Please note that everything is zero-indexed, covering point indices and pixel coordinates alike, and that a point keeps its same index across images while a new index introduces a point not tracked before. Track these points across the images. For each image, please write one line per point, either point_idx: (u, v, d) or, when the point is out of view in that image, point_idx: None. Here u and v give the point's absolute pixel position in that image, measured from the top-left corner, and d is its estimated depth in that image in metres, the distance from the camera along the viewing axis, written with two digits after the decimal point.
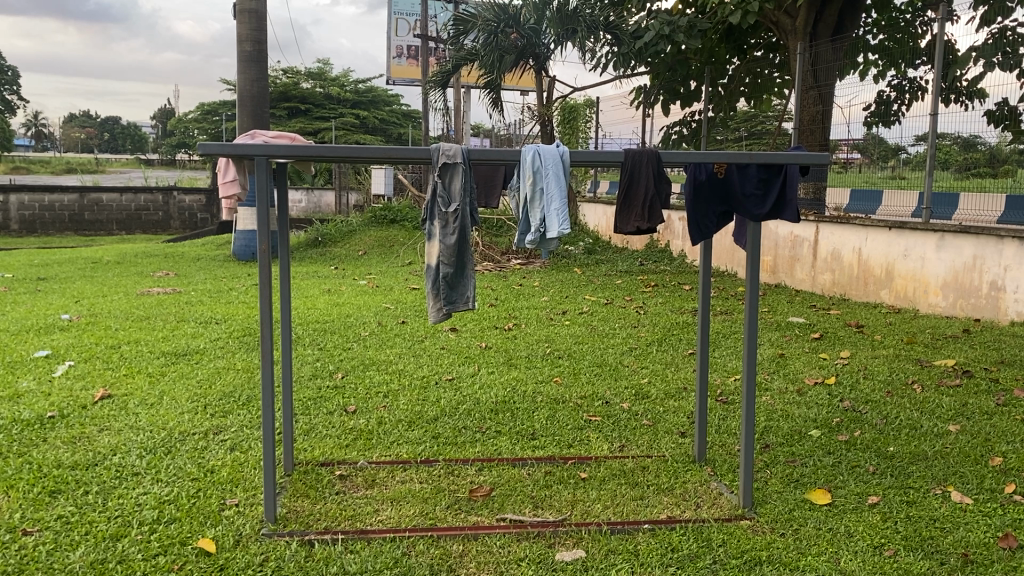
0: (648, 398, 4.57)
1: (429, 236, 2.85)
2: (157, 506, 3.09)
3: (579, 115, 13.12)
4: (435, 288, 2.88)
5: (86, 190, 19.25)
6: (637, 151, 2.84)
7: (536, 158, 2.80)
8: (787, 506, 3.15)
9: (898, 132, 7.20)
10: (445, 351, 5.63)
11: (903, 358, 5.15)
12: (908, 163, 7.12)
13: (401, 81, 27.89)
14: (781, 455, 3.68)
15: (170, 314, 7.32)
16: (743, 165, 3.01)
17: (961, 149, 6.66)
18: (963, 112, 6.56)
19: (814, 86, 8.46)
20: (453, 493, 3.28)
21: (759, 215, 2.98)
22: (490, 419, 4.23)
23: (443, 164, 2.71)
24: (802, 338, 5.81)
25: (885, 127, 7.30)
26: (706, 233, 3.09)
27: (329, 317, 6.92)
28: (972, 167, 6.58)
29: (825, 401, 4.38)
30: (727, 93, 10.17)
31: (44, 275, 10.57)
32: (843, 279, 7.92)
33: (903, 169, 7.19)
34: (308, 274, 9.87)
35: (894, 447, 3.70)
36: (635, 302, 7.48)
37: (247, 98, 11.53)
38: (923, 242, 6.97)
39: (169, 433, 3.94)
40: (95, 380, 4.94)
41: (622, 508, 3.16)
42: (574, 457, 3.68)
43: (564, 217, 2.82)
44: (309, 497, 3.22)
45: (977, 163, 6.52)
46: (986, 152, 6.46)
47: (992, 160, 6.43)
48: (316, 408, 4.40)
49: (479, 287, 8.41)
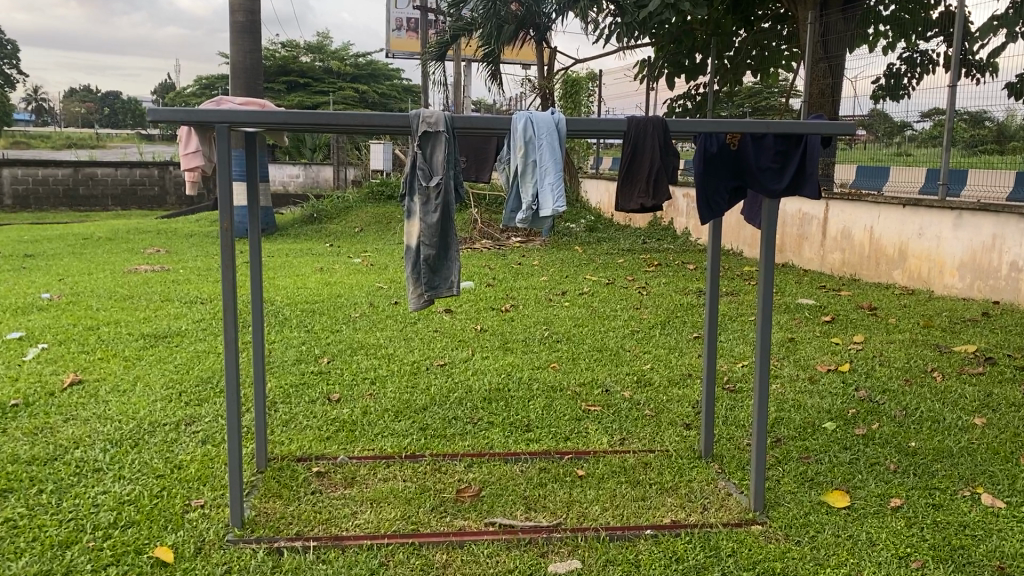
0: (650, 386, 4.31)
1: (409, 215, 2.58)
2: (116, 507, 2.84)
3: (581, 88, 12.70)
4: (415, 273, 2.61)
5: (79, 164, 18.82)
6: (642, 119, 2.55)
7: (529, 126, 2.52)
8: (803, 509, 2.89)
9: (903, 107, 6.97)
10: (438, 334, 5.36)
11: (921, 344, 4.86)
12: (914, 139, 6.96)
13: (401, 55, 27.54)
14: (794, 450, 3.42)
15: (154, 293, 7.04)
16: (758, 136, 2.72)
17: (967, 126, 6.49)
18: (975, 87, 6.33)
19: (825, 57, 8.11)
20: (439, 494, 3.02)
21: (775, 191, 2.69)
22: (483, 409, 3.97)
23: (424, 132, 2.42)
24: (812, 321, 5.53)
25: (893, 101, 7.06)
26: (718, 212, 2.81)
27: (319, 297, 6.65)
28: (978, 145, 6.37)
29: (839, 390, 4.11)
30: (734, 66, 9.72)
31: (31, 251, 10.31)
32: (854, 259, 7.61)
33: (910, 146, 7.03)
34: (303, 252, 9.59)
35: (916, 442, 3.43)
36: (637, 283, 7.20)
37: (240, 70, 11.21)
38: (938, 221, 6.66)
39: (138, 424, 3.68)
40: (67, 364, 4.68)
41: (623, 510, 2.90)
42: (571, 452, 3.42)
43: (559, 193, 2.52)
44: (282, 498, 2.96)
45: (983, 139, 6.31)
46: (994, 129, 6.24)
47: (1000, 136, 6.21)
48: (297, 396, 4.14)
49: (475, 265, 8.14)
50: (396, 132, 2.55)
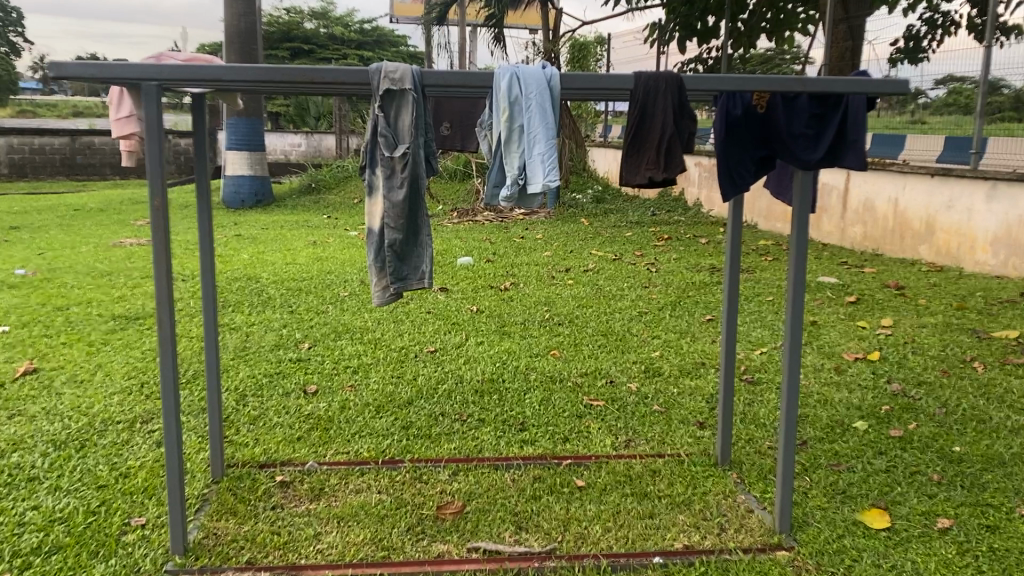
0: (659, 376, 3.91)
1: (371, 191, 2.19)
2: (43, 527, 2.48)
3: (589, 52, 11.73)
4: (379, 261, 2.23)
5: (77, 132, 18.07)
6: (652, 74, 2.12)
7: (514, 84, 2.11)
8: (835, 531, 2.50)
9: (919, 72, 6.69)
10: (430, 317, 4.95)
11: (955, 328, 4.44)
12: (928, 107, 6.69)
13: (405, 20, 26.87)
14: (822, 456, 3.02)
15: (135, 270, 6.64)
16: (789, 96, 2.28)
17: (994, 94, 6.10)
18: (999, 51, 5.99)
19: (845, 18, 7.43)
20: (417, 511, 2.63)
21: (810, 161, 2.27)
22: (474, 404, 3.58)
23: (386, 91, 2.02)
24: (835, 302, 5.11)
25: (910, 65, 6.72)
26: (742, 186, 2.35)
27: (308, 274, 6.24)
28: (995, 112, 6.09)
29: (870, 383, 3.70)
30: (747, 29, 9.10)
31: (17, 223, 9.90)
32: (876, 233, 7.15)
33: (924, 114, 6.77)
34: (298, 224, 9.20)
35: (961, 446, 3.03)
36: (646, 258, 6.78)
37: (234, 34, 10.72)
38: (970, 192, 6.18)
39: (89, 422, 3.31)
40: (26, 350, 4.30)
41: (629, 531, 2.52)
42: (570, 457, 3.03)
43: (550, 164, 2.12)
44: (236, 516, 2.59)
45: (1001, 106, 5.98)
46: (1012, 95, 5.91)
47: (1018, 103, 5.87)
48: (270, 387, 3.76)
49: (476, 239, 7.73)
50: (360, 90, 2.14)
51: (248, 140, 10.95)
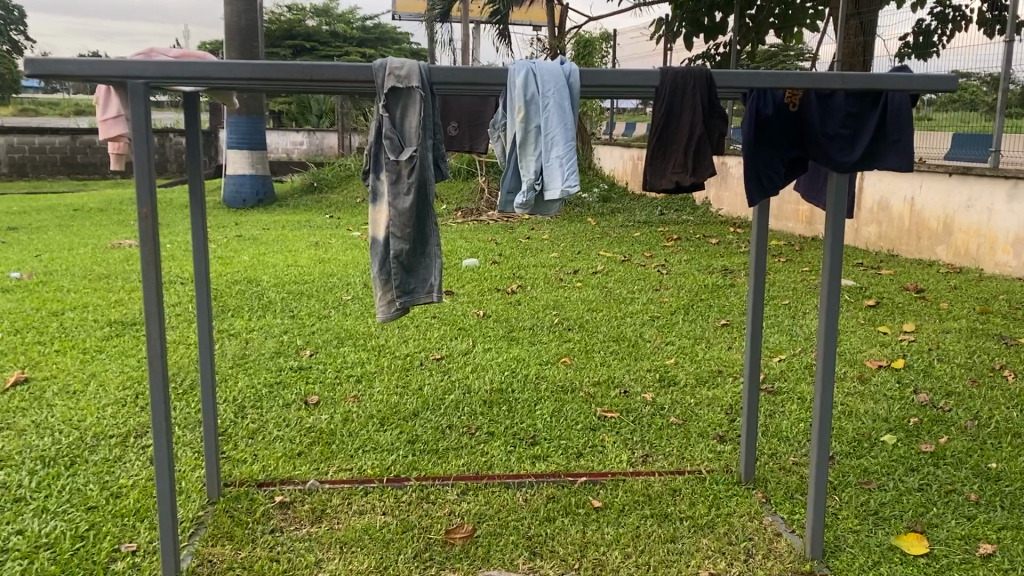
0: (675, 386, 3.75)
1: (376, 198, 2.04)
2: (27, 554, 2.33)
3: (594, 48, 11.63)
4: (384, 273, 2.07)
5: (77, 131, 17.87)
6: (679, 69, 1.97)
7: (530, 81, 1.95)
8: (870, 558, 2.35)
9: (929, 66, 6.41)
10: (435, 322, 4.79)
11: (980, 334, 4.28)
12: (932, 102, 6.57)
13: (407, 16, 26.66)
14: (850, 473, 2.87)
15: (133, 273, 6.48)
16: (824, 93, 2.13)
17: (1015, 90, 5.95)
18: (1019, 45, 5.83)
19: (857, 13, 7.22)
20: (424, 535, 2.48)
21: (846, 164, 2.12)
22: (483, 416, 3.43)
23: (391, 89, 1.87)
24: (854, 306, 4.94)
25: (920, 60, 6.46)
26: (771, 190, 2.21)
27: (310, 277, 6.08)
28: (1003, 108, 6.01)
29: (896, 393, 3.54)
30: (756, 25, 8.91)
31: (15, 224, 9.73)
32: (892, 233, 6.98)
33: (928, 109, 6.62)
34: (301, 225, 9.04)
35: (997, 463, 2.88)
36: (655, 259, 6.63)
37: (234, 32, 10.58)
38: (991, 192, 6.02)
39: (80, 436, 3.16)
40: (17, 358, 4.15)
41: (650, 557, 2.37)
42: (586, 474, 2.88)
43: (570, 167, 1.95)
44: (232, 541, 2.44)
45: (1009, 101, 5.93)
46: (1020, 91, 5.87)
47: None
48: (269, 398, 3.61)
49: (482, 240, 7.56)
50: (363, 88, 1.98)
51: (249, 139, 10.81)
